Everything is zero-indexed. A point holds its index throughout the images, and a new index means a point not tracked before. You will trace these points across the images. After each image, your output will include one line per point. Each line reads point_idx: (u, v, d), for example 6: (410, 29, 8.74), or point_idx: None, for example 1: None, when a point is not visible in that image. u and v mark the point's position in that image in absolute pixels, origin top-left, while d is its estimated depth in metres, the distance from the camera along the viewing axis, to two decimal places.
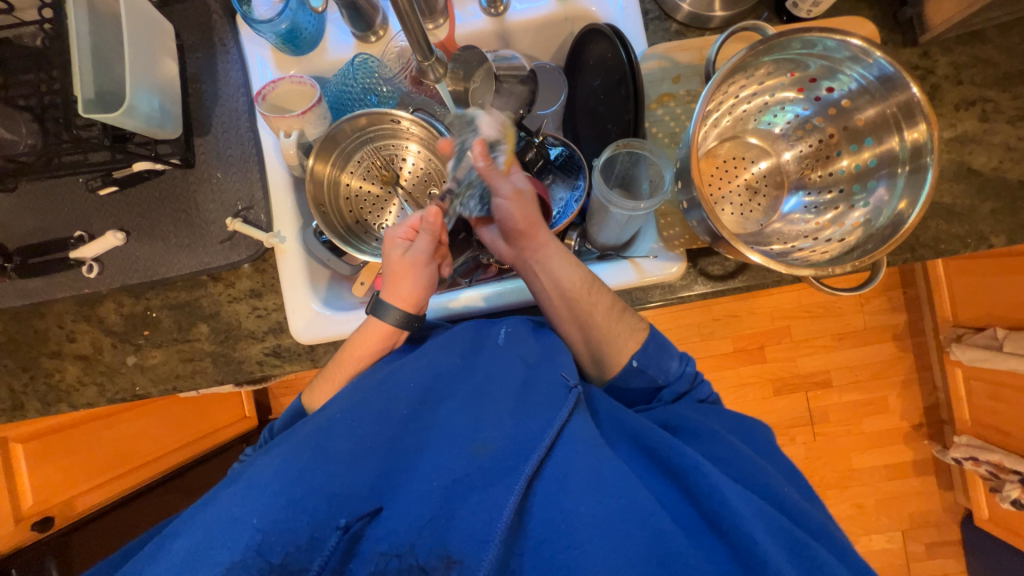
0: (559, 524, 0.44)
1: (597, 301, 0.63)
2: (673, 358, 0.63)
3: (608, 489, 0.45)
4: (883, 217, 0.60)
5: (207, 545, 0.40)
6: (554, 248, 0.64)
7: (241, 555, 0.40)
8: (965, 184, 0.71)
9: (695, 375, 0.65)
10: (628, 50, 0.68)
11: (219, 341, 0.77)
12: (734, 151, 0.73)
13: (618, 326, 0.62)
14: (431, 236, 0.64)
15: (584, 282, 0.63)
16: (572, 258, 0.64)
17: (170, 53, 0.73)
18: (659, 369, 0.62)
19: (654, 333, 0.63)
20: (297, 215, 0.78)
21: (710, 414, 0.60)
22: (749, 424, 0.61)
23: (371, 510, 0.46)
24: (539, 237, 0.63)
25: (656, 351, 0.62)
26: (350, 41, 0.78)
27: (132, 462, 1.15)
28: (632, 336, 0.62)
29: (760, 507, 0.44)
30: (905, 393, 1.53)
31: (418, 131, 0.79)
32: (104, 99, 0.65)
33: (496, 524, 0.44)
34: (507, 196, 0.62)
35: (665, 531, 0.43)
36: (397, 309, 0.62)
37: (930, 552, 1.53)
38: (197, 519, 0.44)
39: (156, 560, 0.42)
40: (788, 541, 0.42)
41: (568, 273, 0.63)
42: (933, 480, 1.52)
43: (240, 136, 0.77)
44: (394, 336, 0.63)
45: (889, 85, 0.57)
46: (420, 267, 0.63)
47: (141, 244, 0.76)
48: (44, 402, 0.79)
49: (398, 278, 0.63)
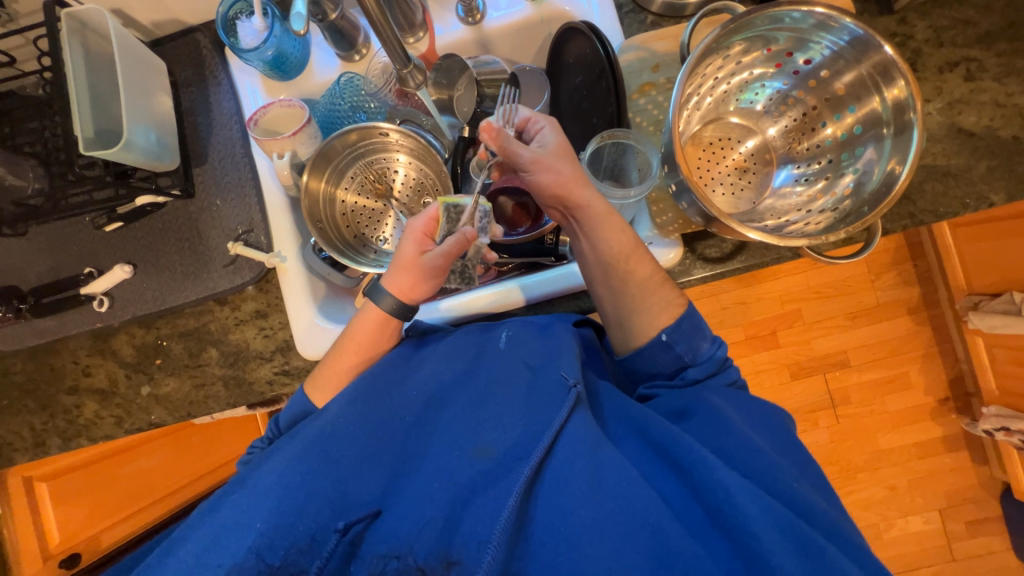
0: (561, 525, 0.44)
1: (635, 268, 0.61)
2: (706, 339, 0.60)
3: (607, 489, 0.44)
4: (874, 181, 0.60)
5: (218, 543, 0.43)
6: (597, 209, 0.61)
7: (242, 555, 0.42)
8: (958, 144, 0.70)
9: (725, 359, 0.61)
10: (605, 45, 0.70)
11: (229, 364, 0.79)
12: (719, 132, 0.73)
13: (654, 296, 0.61)
14: (455, 247, 0.58)
15: (625, 248, 0.61)
16: (618, 222, 0.61)
17: (164, 89, 0.76)
18: (688, 346, 0.60)
19: (690, 312, 0.60)
20: (296, 235, 0.79)
21: (734, 399, 0.57)
22: (771, 412, 0.57)
23: (374, 511, 0.47)
24: (578, 194, 0.61)
25: (690, 329, 0.60)
26: (335, 62, 0.81)
27: (161, 491, 1.15)
28: (668, 309, 0.60)
29: (768, 503, 0.42)
30: (927, 367, 1.49)
31: (407, 142, 0.80)
32: (104, 137, 0.68)
33: (494, 525, 0.43)
34: (548, 131, 0.63)
35: (664, 530, 0.42)
36: (389, 296, 0.61)
37: (972, 531, 1.47)
38: (209, 521, 0.46)
39: (167, 560, 0.44)
40: (794, 536, 0.40)
41: (610, 237, 0.61)
42: (965, 455, 1.48)
43: (236, 162, 0.79)
44: (391, 326, 0.63)
45: (863, 48, 0.58)
46: (428, 276, 0.61)
47: (147, 276, 0.78)
48: (65, 438, 0.81)
49: (406, 268, 0.61)
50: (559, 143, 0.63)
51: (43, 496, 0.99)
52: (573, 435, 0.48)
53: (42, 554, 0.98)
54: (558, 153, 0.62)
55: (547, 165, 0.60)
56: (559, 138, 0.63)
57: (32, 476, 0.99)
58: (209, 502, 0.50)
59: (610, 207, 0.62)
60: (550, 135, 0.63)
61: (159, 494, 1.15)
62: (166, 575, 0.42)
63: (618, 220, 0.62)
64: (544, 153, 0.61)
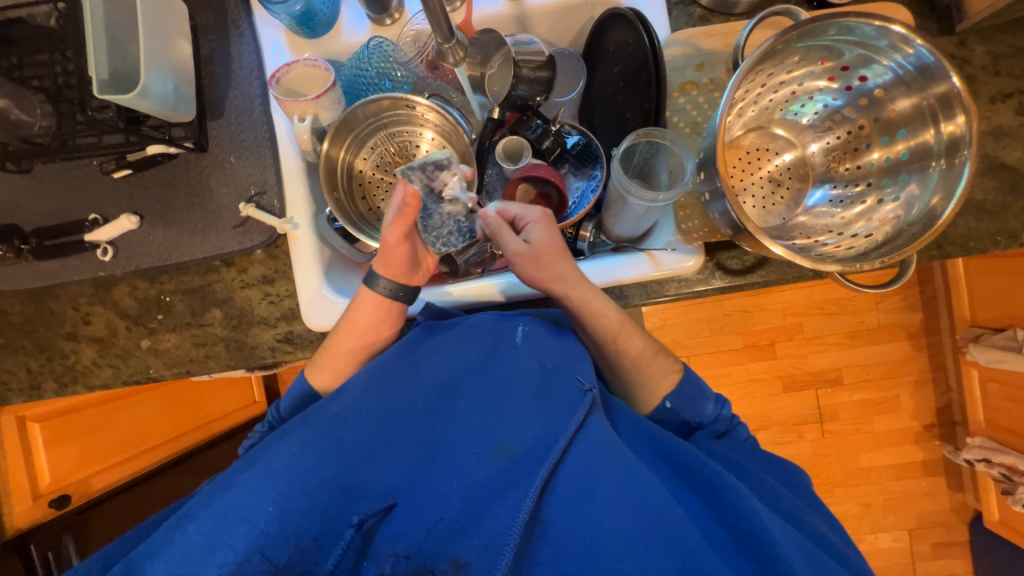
0: (585, 539, 0.43)
1: (626, 345, 0.62)
2: (708, 400, 0.61)
3: (633, 501, 0.44)
4: (914, 212, 0.58)
5: (222, 532, 0.42)
6: (578, 299, 0.60)
7: (245, 555, 0.41)
8: (998, 179, 0.68)
9: (733, 417, 0.62)
10: (650, 34, 0.66)
11: (232, 326, 0.77)
12: (757, 142, 0.71)
13: (651, 368, 0.62)
14: (396, 214, 0.59)
15: (611, 329, 0.61)
16: (600, 306, 0.60)
17: (184, 35, 0.72)
18: (693, 411, 0.61)
19: (689, 375, 0.62)
20: (310, 200, 0.77)
21: (748, 454, 0.59)
22: (789, 470, 0.59)
23: (386, 506, 0.47)
24: (555, 288, 0.60)
25: (691, 392, 0.61)
26: (365, 24, 0.77)
27: (161, 436, 1.17)
28: (666, 377, 0.62)
29: (802, 542, 0.43)
30: (918, 392, 1.50)
31: (434, 118, 0.77)
32: (119, 79, 0.64)
33: (511, 531, 0.42)
34: (536, 231, 0.61)
35: (695, 549, 0.41)
36: (383, 277, 0.62)
37: (936, 553, 1.51)
38: (213, 501, 0.45)
39: (170, 544, 0.43)
40: (812, 556, 0.42)
41: (594, 321, 0.60)
42: (942, 481, 1.51)
43: (254, 120, 0.76)
44: (388, 307, 0.63)
45: (928, 75, 0.56)
46: (391, 245, 0.61)
47: (155, 228, 0.76)
48: (61, 383, 0.80)
49: (375, 246, 0.63)
50: (547, 240, 0.61)
51: (35, 436, 0.96)
52: (592, 441, 0.47)
53: (31, 493, 0.94)
54: (541, 250, 0.60)
55: (530, 269, 0.61)
56: (546, 235, 0.61)
57: (24, 417, 0.95)
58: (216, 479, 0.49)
59: (591, 295, 0.60)
60: (537, 232, 0.61)
61: (157, 440, 1.16)
62: (170, 558, 0.41)
63: (602, 304, 0.61)
64: (524, 252, 0.60)
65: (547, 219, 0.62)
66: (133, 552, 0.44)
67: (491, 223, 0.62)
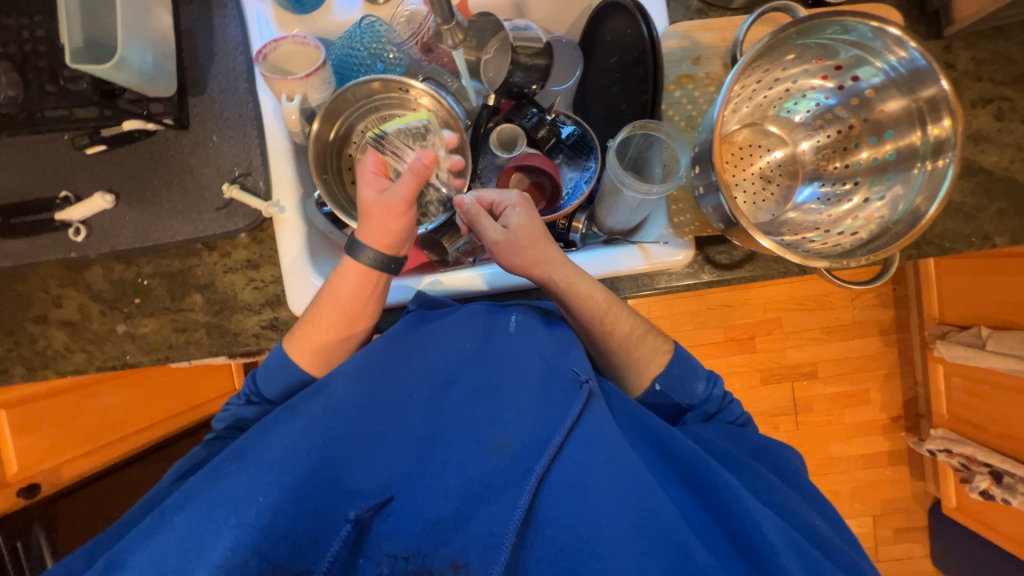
0: (580, 533, 0.43)
1: (613, 325, 0.62)
2: (700, 379, 0.62)
3: (628, 496, 0.45)
4: (899, 212, 0.60)
5: (212, 524, 0.41)
6: (562, 281, 0.61)
7: (239, 554, 0.40)
8: (975, 182, 0.70)
9: (724, 396, 0.63)
10: (650, 26, 0.67)
11: (214, 312, 0.75)
12: (751, 138, 0.71)
13: (639, 350, 0.62)
14: (413, 181, 0.60)
15: (599, 308, 0.61)
16: (585, 286, 0.61)
17: (163, 5, 0.69)
18: (684, 392, 0.62)
19: (680, 355, 0.62)
20: (297, 184, 0.74)
21: (736, 439, 0.59)
22: (779, 453, 0.59)
23: (381, 501, 0.47)
24: (539, 271, 0.61)
25: (680, 373, 0.61)
26: (356, 2, 0.75)
27: (136, 425, 1.13)
28: (654, 358, 0.62)
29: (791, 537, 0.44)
30: (887, 386, 1.57)
31: (429, 103, 0.74)
32: (94, 49, 0.62)
33: (507, 527, 0.43)
34: (513, 215, 0.62)
35: (688, 547, 0.42)
36: (369, 249, 0.61)
37: (897, 537, 1.60)
38: (202, 494, 0.44)
39: (155, 535, 0.42)
40: (802, 554, 0.43)
41: (580, 304, 0.61)
42: (905, 469, 1.59)
43: (238, 98, 0.73)
44: (374, 279, 0.62)
45: (917, 77, 0.57)
46: (394, 213, 0.61)
47: (132, 208, 0.73)
48: (29, 368, 0.76)
49: (369, 216, 0.61)
50: (525, 223, 0.62)
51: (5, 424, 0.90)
52: (588, 435, 0.48)
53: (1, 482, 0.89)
54: (520, 233, 0.61)
55: (511, 253, 0.61)
56: (524, 219, 0.62)
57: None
58: (204, 473, 0.48)
59: (574, 275, 0.61)
60: (515, 217, 0.62)
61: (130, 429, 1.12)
62: (154, 552, 0.40)
63: (587, 285, 0.61)
64: (504, 238, 0.61)
65: (523, 199, 0.64)
66: (113, 545, 0.42)
67: (468, 210, 0.63)
